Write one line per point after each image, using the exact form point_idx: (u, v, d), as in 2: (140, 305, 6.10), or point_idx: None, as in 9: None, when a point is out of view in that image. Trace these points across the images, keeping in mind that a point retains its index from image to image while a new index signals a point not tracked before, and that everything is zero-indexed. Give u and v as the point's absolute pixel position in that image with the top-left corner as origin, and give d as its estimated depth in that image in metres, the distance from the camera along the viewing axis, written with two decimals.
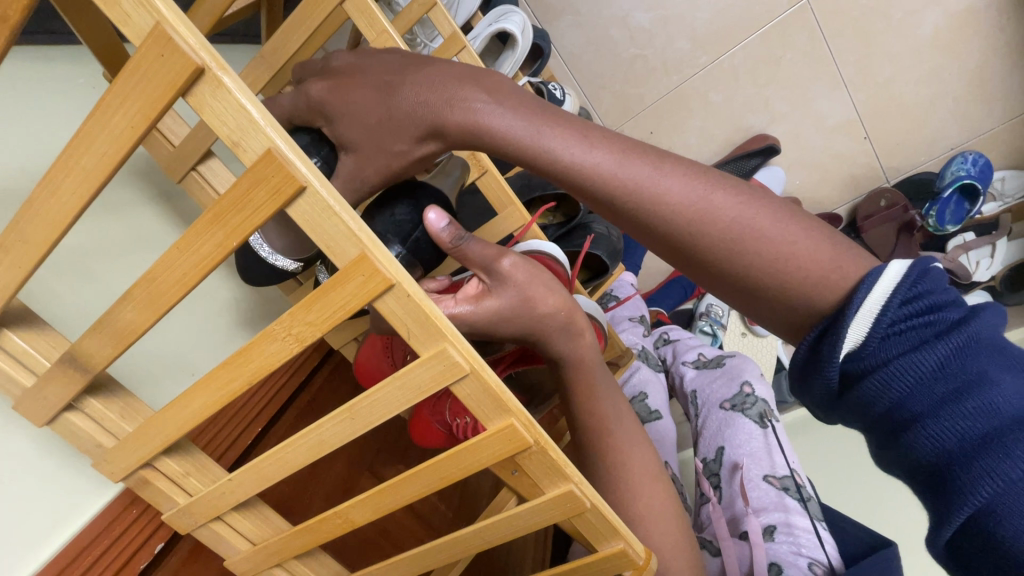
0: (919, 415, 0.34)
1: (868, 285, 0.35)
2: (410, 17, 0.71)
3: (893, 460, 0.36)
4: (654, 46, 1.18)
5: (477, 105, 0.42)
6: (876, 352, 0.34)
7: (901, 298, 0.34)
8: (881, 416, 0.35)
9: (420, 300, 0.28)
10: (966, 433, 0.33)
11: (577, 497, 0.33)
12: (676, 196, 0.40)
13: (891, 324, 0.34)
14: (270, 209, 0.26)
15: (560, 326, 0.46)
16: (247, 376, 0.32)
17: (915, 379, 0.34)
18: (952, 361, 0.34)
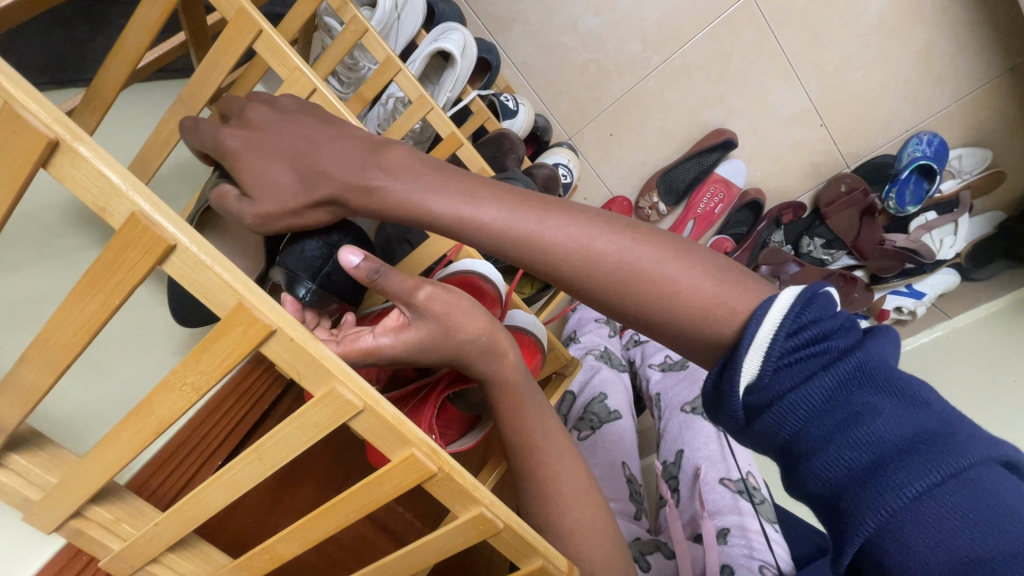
0: (813, 445, 0.35)
1: (758, 319, 0.36)
2: (343, 45, 0.72)
3: (799, 488, 0.37)
4: (606, 50, 1.20)
5: (367, 180, 0.43)
6: (768, 385, 0.36)
7: (788, 330, 0.35)
8: (781, 445, 0.36)
9: (304, 344, 0.29)
10: (856, 464, 0.34)
11: (488, 519, 0.34)
12: (563, 244, 0.41)
13: (781, 356, 0.35)
14: (144, 267, 0.27)
15: (482, 349, 0.46)
16: (153, 426, 0.33)
17: (806, 410, 0.35)
18: (838, 392, 0.35)
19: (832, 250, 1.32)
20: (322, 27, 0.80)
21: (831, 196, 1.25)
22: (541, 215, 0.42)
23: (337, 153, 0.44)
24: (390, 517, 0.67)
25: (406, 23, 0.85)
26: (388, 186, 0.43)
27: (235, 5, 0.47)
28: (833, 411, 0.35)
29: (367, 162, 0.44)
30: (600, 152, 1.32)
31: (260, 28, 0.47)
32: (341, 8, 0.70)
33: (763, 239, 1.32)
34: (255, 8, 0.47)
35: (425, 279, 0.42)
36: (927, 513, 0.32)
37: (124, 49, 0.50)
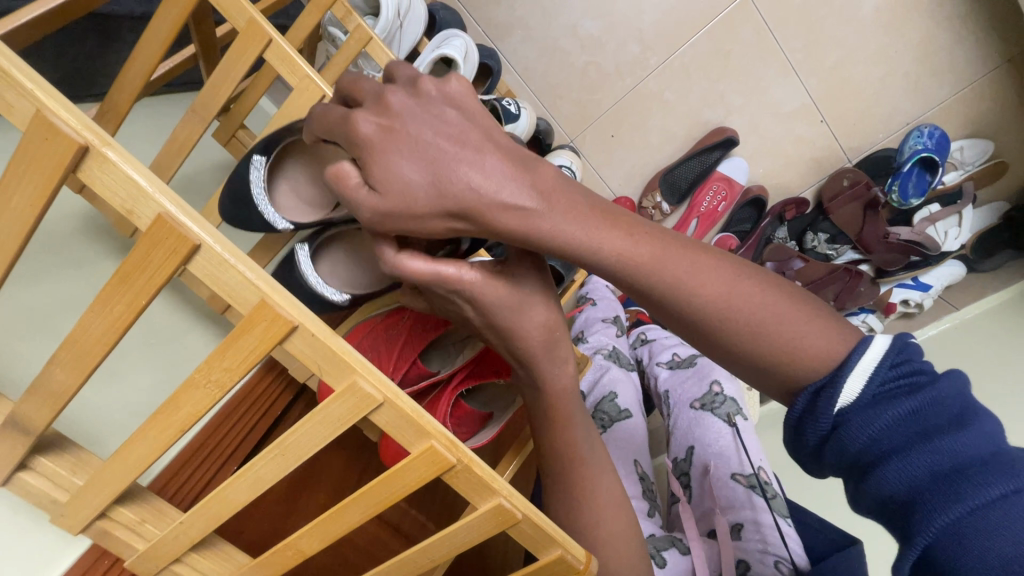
0: (890, 457, 0.37)
1: (861, 348, 0.39)
2: (348, 54, 0.73)
3: (866, 501, 0.38)
4: (605, 53, 1.21)
5: (520, 201, 0.36)
6: (860, 404, 0.38)
7: (890, 360, 0.38)
8: (858, 458, 0.38)
9: (326, 340, 0.29)
10: (943, 475, 0.35)
11: (507, 510, 0.35)
12: (703, 289, 0.40)
13: (882, 381, 0.38)
14: (170, 267, 0.28)
15: (546, 346, 0.46)
16: (178, 425, 0.33)
17: (892, 427, 0.37)
18: (926, 410, 0.37)
19: (836, 245, 1.32)
20: (327, 37, 0.81)
21: (835, 189, 1.25)
22: (683, 263, 0.40)
23: (488, 172, 0.36)
24: (404, 518, 0.68)
25: (410, 30, 0.87)
26: (536, 219, 0.37)
27: (246, 16, 0.48)
28: (915, 428, 0.37)
29: (524, 179, 0.37)
30: (602, 154, 1.33)
31: (270, 37, 0.48)
32: (345, 17, 0.72)
33: (768, 236, 1.33)
34: (265, 19, 0.48)
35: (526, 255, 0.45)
36: (1003, 515, 0.33)
37: (137, 61, 0.51)
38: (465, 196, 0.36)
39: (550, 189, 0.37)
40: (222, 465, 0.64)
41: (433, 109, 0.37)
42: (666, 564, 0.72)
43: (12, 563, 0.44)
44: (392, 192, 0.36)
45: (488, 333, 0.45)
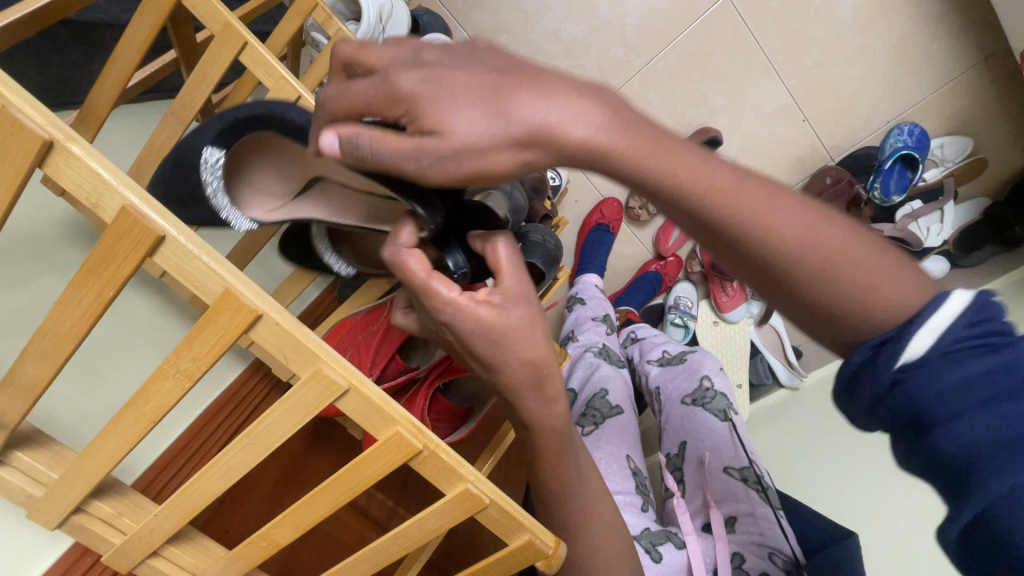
0: (947, 418, 0.30)
1: (935, 304, 0.32)
2: (330, 57, 0.75)
3: (910, 463, 0.33)
4: (589, 57, 1.23)
5: (582, 112, 0.29)
6: (926, 360, 0.31)
7: (969, 317, 0.31)
8: (909, 420, 0.32)
9: (290, 329, 0.30)
10: (1006, 443, 0.29)
11: (474, 495, 0.36)
12: (794, 234, 0.32)
13: (955, 339, 0.31)
14: (136, 259, 0.29)
15: (532, 382, 0.41)
16: (149, 416, 0.34)
17: (958, 388, 0.30)
18: (995, 375, 0.30)
19: None
20: (310, 42, 0.82)
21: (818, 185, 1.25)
22: (780, 199, 0.32)
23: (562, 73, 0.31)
24: (371, 503, 0.71)
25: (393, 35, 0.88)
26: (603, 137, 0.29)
27: (221, 19, 0.49)
28: (989, 392, 0.30)
29: (586, 92, 0.30)
30: None
31: (246, 40, 0.50)
32: (326, 22, 0.73)
33: None
34: (240, 22, 0.49)
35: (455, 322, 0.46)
36: None
37: (116, 65, 0.52)
38: (533, 124, 0.29)
39: (621, 109, 0.30)
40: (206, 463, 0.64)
41: (471, 55, 0.31)
42: (661, 560, 0.72)
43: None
44: (449, 135, 0.29)
45: (472, 361, 0.42)
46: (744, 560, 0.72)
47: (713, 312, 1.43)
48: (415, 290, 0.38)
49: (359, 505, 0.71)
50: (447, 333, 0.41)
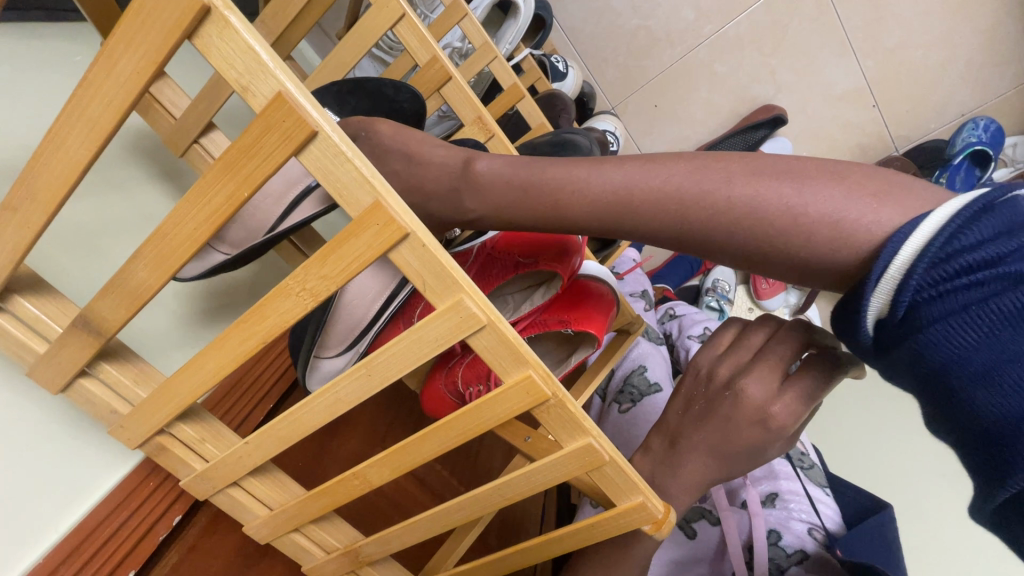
0: (967, 382, 0.25)
1: (890, 251, 0.27)
2: None
3: (949, 411, 0.26)
4: (657, 17, 1.17)
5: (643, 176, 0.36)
6: (908, 321, 0.26)
7: (935, 261, 0.25)
8: (932, 388, 0.26)
9: (437, 252, 0.27)
10: (988, 347, 0.24)
11: (596, 450, 0.33)
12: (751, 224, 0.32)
13: (922, 291, 0.25)
14: (281, 156, 0.25)
15: (670, 468, 0.51)
16: (262, 335, 0.32)
17: (947, 334, 0.25)
18: (979, 315, 0.25)
19: None
20: None
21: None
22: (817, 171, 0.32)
23: (667, 165, 0.36)
24: (429, 472, 0.67)
25: None
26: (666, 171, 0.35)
27: None
28: (987, 349, 0.24)
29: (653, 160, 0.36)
30: (643, 124, 1.32)
31: None
32: None
33: None
34: None
35: (751, 324, 0.49)
36: (989, 382, 0.24)
37: None
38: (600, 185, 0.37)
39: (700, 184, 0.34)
40: (272, 387, 0.59)
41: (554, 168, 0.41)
42: (695, 536, 0.70)
43: (52, 479, 0.42)
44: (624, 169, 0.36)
45: (699, 413, 0.50)
46: (781, 536, 0.66)
47: (750, 299, 1.42)
48: (769, 362, 0.45)
49: (419, 473, 0.66)
50: (724, 395, 0.47)
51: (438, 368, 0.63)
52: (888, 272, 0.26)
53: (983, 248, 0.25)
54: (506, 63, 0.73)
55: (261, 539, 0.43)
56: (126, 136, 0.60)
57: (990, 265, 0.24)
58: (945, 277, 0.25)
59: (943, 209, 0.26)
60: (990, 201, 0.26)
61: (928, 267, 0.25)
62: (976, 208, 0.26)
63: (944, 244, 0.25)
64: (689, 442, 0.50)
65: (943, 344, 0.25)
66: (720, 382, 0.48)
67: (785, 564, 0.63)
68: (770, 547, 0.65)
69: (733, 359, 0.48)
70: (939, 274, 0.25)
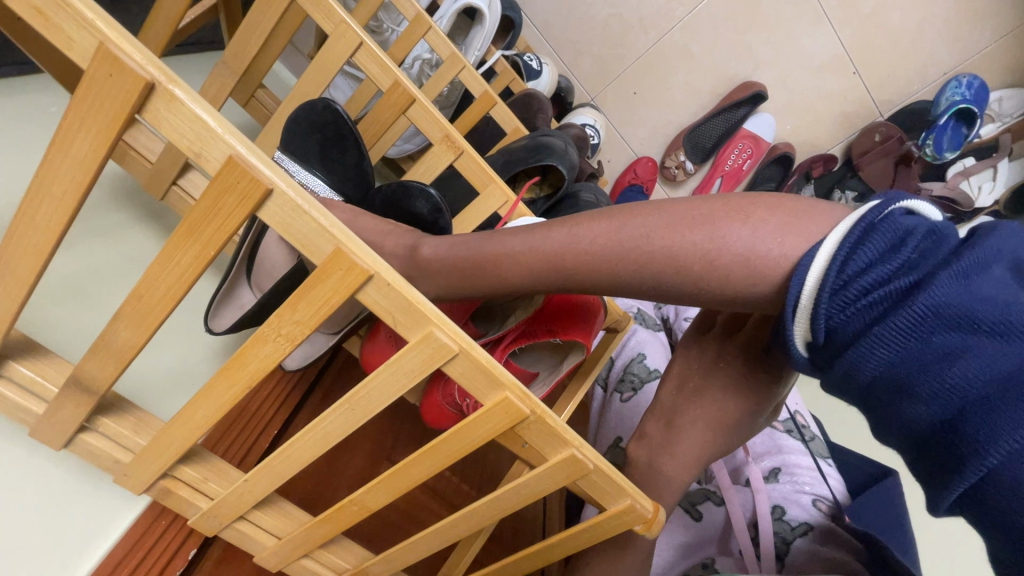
0: (896, 389, 0.30)
1: (800, 275, 0.32)
2: (372, 3, 0.70)
3: (889, 419, 0.31)
4: (627, 5, 1.17)
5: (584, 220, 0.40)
6: (832, 340, 0.31)
7: (834, 286, 0.31)
8: (870, 398, 0.31)
9: (403, 289, 0.28)
10: (905, 355, 0.29)
11: (578, 460, 0.34)
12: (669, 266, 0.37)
13: (832, 313, 0.31)
14: (241, 216, 0.27)
15: (662, 445, 0.53)
16: (246, 380, 0.33)
17: (866, 350, 0.30)
18: (890, 328, 0.29)
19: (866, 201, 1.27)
20: None
21: (822, 155, 1.27)
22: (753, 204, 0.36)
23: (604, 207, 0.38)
24: (440, 480, 0.68)
25: None
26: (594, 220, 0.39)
27: None
28: (907, 358, 0.29)
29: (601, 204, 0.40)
30: (624, 113, 1.30)
31: None
32: None
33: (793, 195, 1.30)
34: None
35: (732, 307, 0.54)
36: (915, 386, 0.29)
37: None
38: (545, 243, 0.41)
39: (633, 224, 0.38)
40: (274, 415, 0.61)
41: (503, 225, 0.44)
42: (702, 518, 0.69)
43: (63, 531, 0.43)
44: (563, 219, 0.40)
45: (691, 388, 0.53)
46: (785, 510, 0.66)
47: None
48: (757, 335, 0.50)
49: (430, 483, 0.67)
50: (719, 369, 0.51)
51: (433, 383, 0.63)
52: (803, 301, 0.32)
53: (871, 270, 0.30)
54: (475, 71, 0.73)
55: (272, 568, 0.45)
56: (107, 184, 0.61)
57: (882, 284, 0.30)
58: (850, 299, 0.30)
59: (837, 236, 0.32)
60: (870, 223, 0.31)
61: (832, 294, 0.31)
62: (860, 233, 0.31)
63: (839, 273, 0.31)
64: (685, 417, 0.52)
65: (862, 360, 0.30)
66: (710, 356, 0.52)
67: (790, 537, 0.62)
68: (774, 521, 0.64)
69: (714, 335, 0.53)
70: (843, 299, 0.30)
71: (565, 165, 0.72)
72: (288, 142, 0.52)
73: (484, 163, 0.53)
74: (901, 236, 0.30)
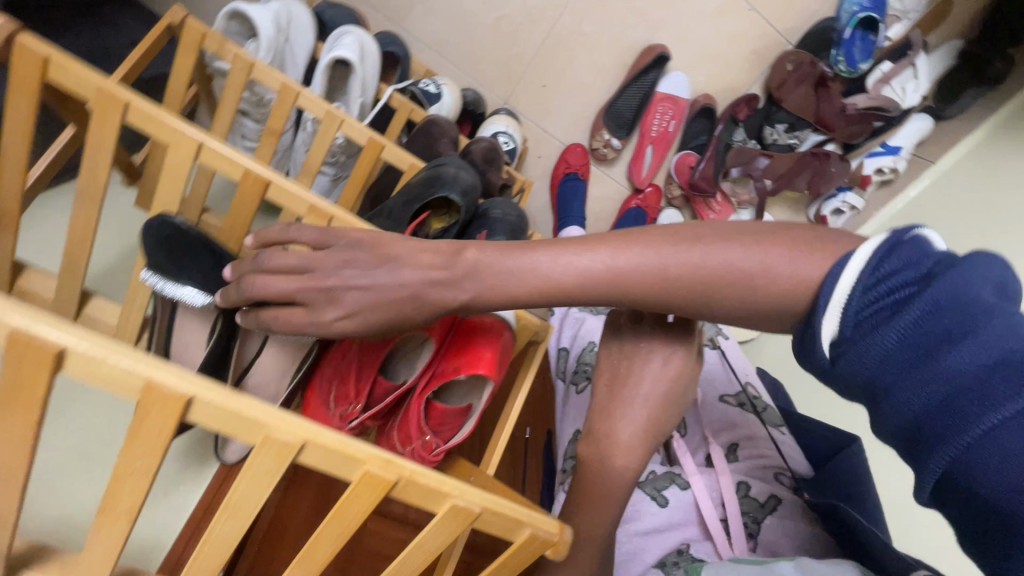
0: (891, 385, 0.35)
1: (832, 279, 0.38)
2: (236, 84, 0.71)
3: (885, 414, 0.36)
4: (511, 4, 1.16)
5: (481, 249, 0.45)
6: (843, 341, 0.37)
7: (865, 285, 0.36)
8: (872, 393, 0.36)
9: (226, 401, 0.30)
10: (905, 347, 0.34)
11: (465, 507, 0.36)
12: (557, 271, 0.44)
13: (857, 313, 0.36)
14: (45, 380, 0.27)
15: (602, 426, 0.63)
16: (125, 517, 0.34)
17: (878, 345, 0.35)
18: (896, 326, 0.35)
19: (797, 132, 1.27)
20: (215, 73, 0.78)
21: (745, 96, 1.26)
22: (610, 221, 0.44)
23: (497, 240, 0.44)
24: None
25: (299, 45, 0.85)
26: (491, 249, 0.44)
27: (95, 85, 0.46)
28: (905, 354, 0.34)
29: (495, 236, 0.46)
30: (539, 107, 1.29)
31: (127, 98, 0.47)
32: (221, 48, 0.69)
33: (726, 141, 1.28)
34: (117, 83, 0.46)
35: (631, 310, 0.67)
36: (911, 377, 0.34)
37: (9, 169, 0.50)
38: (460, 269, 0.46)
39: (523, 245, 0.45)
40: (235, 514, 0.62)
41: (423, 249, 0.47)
42: None
43: None
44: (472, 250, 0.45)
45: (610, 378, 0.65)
46: (750, 487, 0.67)
47: None
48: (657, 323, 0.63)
49: None
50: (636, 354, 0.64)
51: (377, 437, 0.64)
52: (835, 299, 0.37)
53: (893, 276, 0.36)
54: (355, 121, 0.74)
55: None
56: None
57: (896, 290, 0.35)
58: (877, 298, 0.36)
59: (862, 253, 0.37)
60: (896, 240, 0.37)
61: (864, 293, 0.36)
62: (885, 249, 0.37)
63: (872, 275, 0.36)
64: (616, 402, 0.63)
65: (858, 358, 0.36)
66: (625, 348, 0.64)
67: (759, 516, 0.64)
68: (741, 502, 0.65)
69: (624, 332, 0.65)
70: (868, 299, 0.36)
71: (459, 190, 0.73)
72: (148, 258, 0.53)
73: (358, 222, 0.53)
74: (917, 255, 0.36)
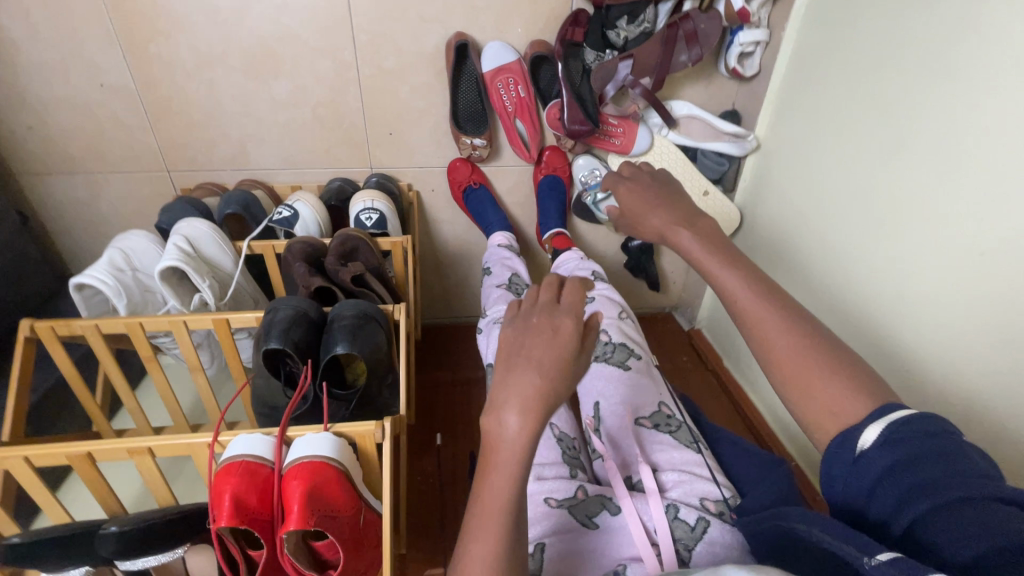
0: (904, 509, 0.48)
1: (860, 431, 0.52)
2: (99, 342, 0.84)
3: (893, 528, 0.49)
4: (314, 91, 1.19)
5: None
6: (870, 467, 0.51)
7: (881, 444, 0.51)
8: (885, 514, 0.50)
9: None
10: (918, 486, 0.48)
11: None
12: None
13: (885, 465, 0.50)
14: None
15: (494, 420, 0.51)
16: None
17: (889, 473, 0.50)
18: (917, 470, 0.48)
19: (641, 15, 1.12)
20: None
21: (569, 17, 1.14)
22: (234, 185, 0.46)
23: None
24: None
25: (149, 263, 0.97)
26: None
27: None
28: (917, 493, 0.48)
29: None
30: (402, 152, 1.30)
31: None
32: (70, 327, 0.83)
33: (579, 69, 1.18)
34: None
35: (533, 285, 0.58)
36: (921, 511, 0.47)
37: None
38: None
39: None
40: None
41: None
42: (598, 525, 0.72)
43: None
44: None
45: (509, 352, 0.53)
46: (680, 509, 0.71)
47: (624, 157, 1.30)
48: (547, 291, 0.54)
49: None
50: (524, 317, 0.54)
51: None
52: (861, 451, 0.52)
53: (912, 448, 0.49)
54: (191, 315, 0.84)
55: None
56: None
57: (917, 456, 0.49)
58: (899, 457, 0.50)
59: (882, 425, 0.52)
60: (912, 419, 0.51)
61: (884, 451, 0.50)
62: (902, 424, 0.51)
63: (890, 441, 0.51)
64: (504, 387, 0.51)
65: (874, 473, 0.51)
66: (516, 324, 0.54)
67: (691, 543, 0.68)
68: (673, 527, 0.69)
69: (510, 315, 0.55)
70: (893, 457, 0.50)
71: (278, 332, 0.77)
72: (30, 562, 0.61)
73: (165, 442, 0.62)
74: (925, 433, 0.50)
